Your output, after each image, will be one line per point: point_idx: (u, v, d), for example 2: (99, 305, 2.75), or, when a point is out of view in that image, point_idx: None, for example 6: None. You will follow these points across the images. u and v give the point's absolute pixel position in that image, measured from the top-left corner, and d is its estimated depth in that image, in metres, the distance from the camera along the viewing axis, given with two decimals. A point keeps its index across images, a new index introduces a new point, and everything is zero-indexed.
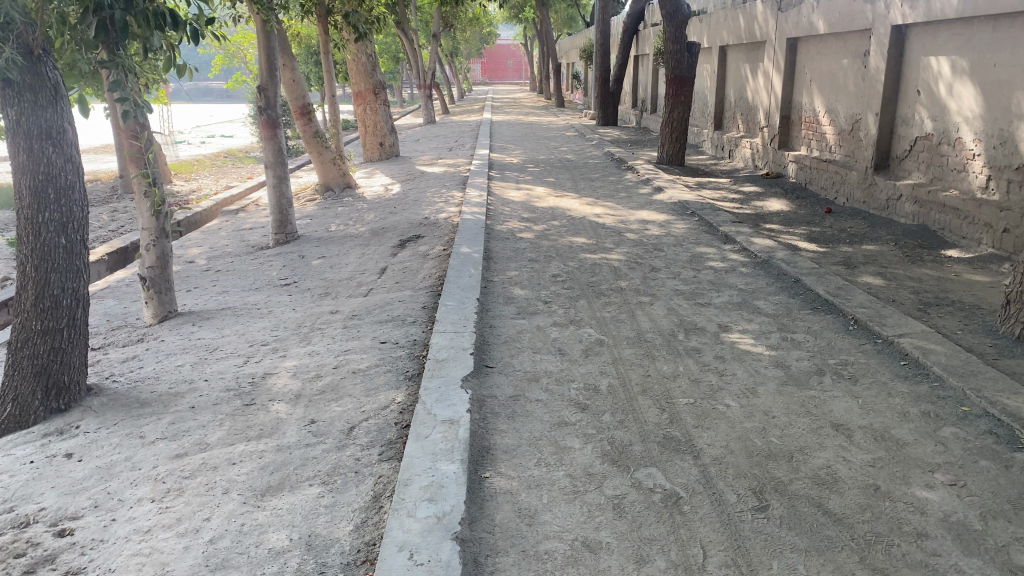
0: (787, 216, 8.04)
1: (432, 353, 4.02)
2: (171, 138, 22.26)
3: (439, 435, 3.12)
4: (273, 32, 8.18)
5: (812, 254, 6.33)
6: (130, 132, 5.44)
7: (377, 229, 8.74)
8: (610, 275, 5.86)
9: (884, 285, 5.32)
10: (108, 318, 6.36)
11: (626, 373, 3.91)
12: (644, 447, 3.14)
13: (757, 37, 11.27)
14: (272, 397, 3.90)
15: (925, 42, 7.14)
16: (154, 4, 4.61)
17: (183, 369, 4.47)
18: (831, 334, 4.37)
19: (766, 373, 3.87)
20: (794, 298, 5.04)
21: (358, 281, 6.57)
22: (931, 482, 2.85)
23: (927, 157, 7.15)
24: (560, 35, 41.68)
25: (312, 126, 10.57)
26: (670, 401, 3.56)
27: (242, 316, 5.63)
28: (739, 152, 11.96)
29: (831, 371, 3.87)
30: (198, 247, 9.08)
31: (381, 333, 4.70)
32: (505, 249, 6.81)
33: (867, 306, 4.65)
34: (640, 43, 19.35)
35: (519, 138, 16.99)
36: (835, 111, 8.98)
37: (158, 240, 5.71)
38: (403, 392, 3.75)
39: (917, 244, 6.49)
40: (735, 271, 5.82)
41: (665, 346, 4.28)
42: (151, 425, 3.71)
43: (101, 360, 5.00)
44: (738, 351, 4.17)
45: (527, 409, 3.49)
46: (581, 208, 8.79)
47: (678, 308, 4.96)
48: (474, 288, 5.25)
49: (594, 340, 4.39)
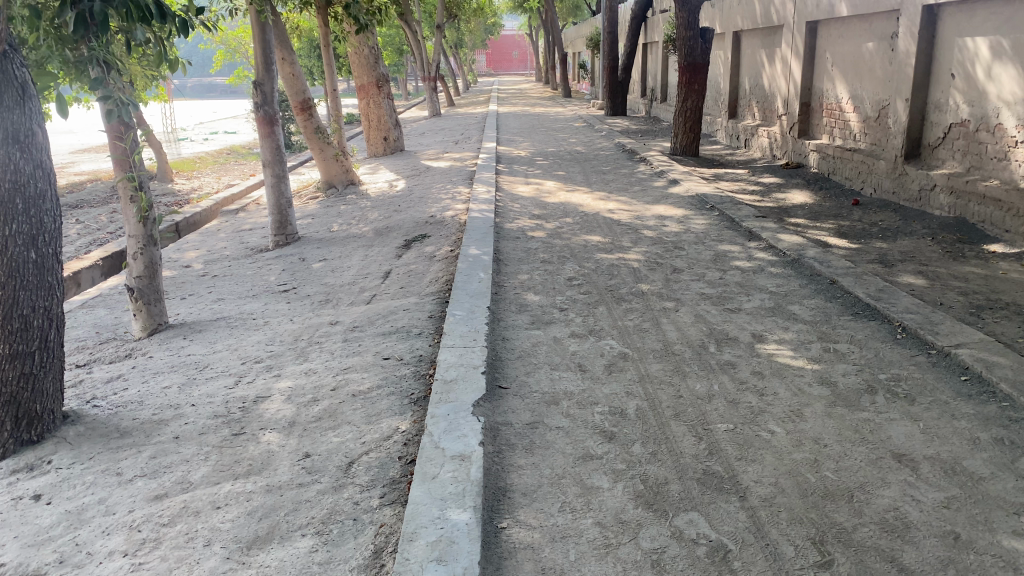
0: (813, 209, 7.62)
1: (439, 373, 3.63)
2: (174, 136, 21.93)
3: (448, 475, 2.75)
4: (269, 24, 7.77)
5: (844, 251, 5.92)
6: (113, 131, 5.08)
7: (381, 228, 8.36)
8: (628, 277, 5.47)
9: (928, 285, 4.92)
10: (96, 330, 6.01)
11: (654, 393, 3.52)
12: (682, 486, 2.76)
13: (774, 22, 10.82)
14: (263, 425, 3.53)
15: (960, 23, 6.71)
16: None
17: (169, 392, 4.10)
18: (878, 344, 3.97)
19: (811, 392, 3.47)
20: (832, 303, 4.64)
21: (361, 286, 6.20)
22: (1020, 528, 2.45)
23: (964, 145, 6.72)
24: (565, 24, 41.14)
25: (313, 121, 10.19)
26: (706, 427, 3.18)
27: (236, 328, 5.26)
28: (755, 141, 11.53)
29: (883, 389, 3.47)
30: (195, 250, 8.73)
31: (383, 348, 4.32)
32: (516, 249, 6.42)
33: (914, 311, 4.25)
34: (650, 30, 18.84)
35: (526, 130, 16.58)
36: (859, 97, 8.56)
37: (146, 247, 5.35)
38: (408, 420, 3.38)
39: (956, 239, 6.07)
40: (763, 271, 5.42)
41: (696, 360, 3.89)
42: (130, 459, 3.35)
43: (84, 379, 4.63)
44: (777, 366, 3.78)
45: (547, 439, 3.11)
46: (594, 204, 8.39)
47: (706, 315, 4.56)
48: (484, 294, 4.87)
49: (617, 354, 4.01)
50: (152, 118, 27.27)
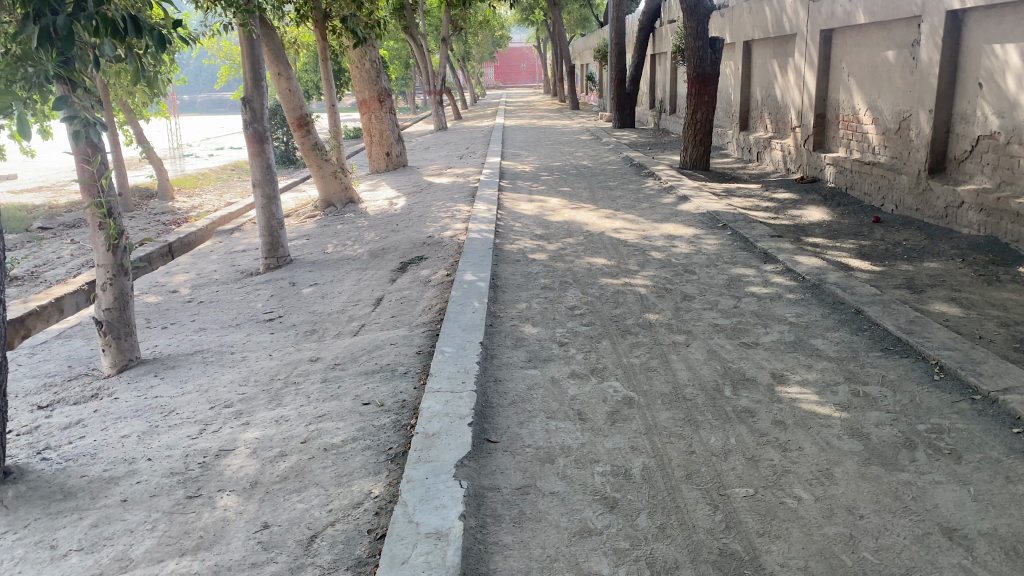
0: (831, 228, 7.19)
1: (420, 425, 3.23)
2: (178, 153, 21.66)
3: (420, 560, 2.34)
4: (256, 38, 7.42)
5: (868, 275, 5.50)
6: (80, 153, 4.73)
7: (376, 250, 7.99)
8: (635, 306, 5.06)
9: (962, 315, 4.49)
10: (67, 364, 5.63)
11: (662, 449, 3.11)
12: (696, 572, 2.35)
13: (788, 31, 10.42)
14: (221, 486, 3.14)
15: (987, 28, 6.30)
16: (105, 11, 3.89)
17: (126, 443, 3.71)
18: (913, 386, 3.55)
19: (840, 447, 3.05)
20: (859, 336, 4.22)
21: (350, 314, 5.82)
22: None
23: (994, 159, 6.29)
24: (572, 37, 40.94)
25: (310, 138, 9.81)
26: (723, 493, 2.76)
27: (211, 365, 4.87)
28: (769, 154, 11.12)
29: (924, 444, 3.04)
30: (184, 273, 8.37)
31: (364, 390, 3.92)
32: (515, 274, 6.01)
33: (951, 347, 3.83)
34: (659, 41, 18.55)
35: (532, 144, 16.22)
36: (878, 108, 8.16)
37: (115, 277, 5.00)
38: (383, 482, 2.98)
39: (988, 260, 5.64)
40: (781, 298, 5.01)
41: (709, 407, 3.47)
42: (68, 529, 2.95)
43: (41, 425, 4.24)
44: (801, 414, 3.36)
45: (539, 509, 2.71)
46: (599, 222, 8.00)
47: (720, 351, 4.15)
48: (477, 328, 4.47)
49: (621, 399, 3.59)
50: (157, 136, 27.05)
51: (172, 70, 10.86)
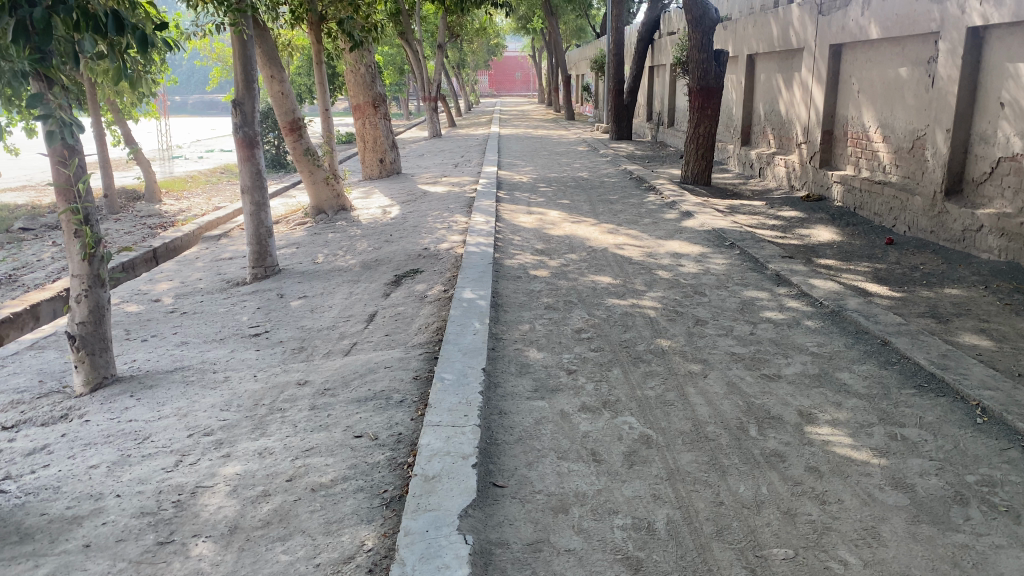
0: (843, 249, 6.93)
1: (420, 465, 2.92)
2: (168, 154, 21.29)
3: None
4: (248, 39, 7.07)
5: (888, 301, 5.23)
6: (56, 156, 4.43)
7: (370, 261, 7.68)
8: (645, 330, 4.77)
9: (995, 349, 4.22)
10: (38, 378, 5.29)
11: (688, 498, 2.80)
12: None
13: (795, 45, 10.18)
14: (196, 530, 2.82)
15: (1010, 47, 6.06)
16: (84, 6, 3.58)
17: (95, 475, 3.38)
18: (955, 430, 3.26)
19: (884, 501, 2.76)
20: (887, 371, 3.94)
21: (341, 331, 5.50)
22: None
23: (1015, 181, 6.04)
24: (568, 48, 40.92)
25: (303, 143, 9.49)
26: (760, 555, 2.47)
27: (191, 385, 4.54)
28: (772, 170, 10.89)
29: (978, 499, 2.75)
30: (167, 281, 8.03)
31: (356, 421, 3.60)
32: (516, 292, 5.72)
33: (992, 387, 3.55)
34: (658, 53, 18.35)
35: (529, 154, 15.94)
36: (890, 125, 7.92)
37: (91, 289, 4.68)
38: (378, 532, 2.67)
39: (1012, 288, 5.39)
40: (800, 326, 4.72)
41: (735, 449, 3.17)
42: None
43: (3, 449, 3.89)
44: (838, 459, 3.07)
45: (554, 571, 2.40)
46: (601, 237, 7.72)
47: (740, 384, 3.85)
48: (478, 352, 4.17)
49: (638, 438, 3.29)
50: (146, 137, 26.72)
51: (163, 71, 10.53)
